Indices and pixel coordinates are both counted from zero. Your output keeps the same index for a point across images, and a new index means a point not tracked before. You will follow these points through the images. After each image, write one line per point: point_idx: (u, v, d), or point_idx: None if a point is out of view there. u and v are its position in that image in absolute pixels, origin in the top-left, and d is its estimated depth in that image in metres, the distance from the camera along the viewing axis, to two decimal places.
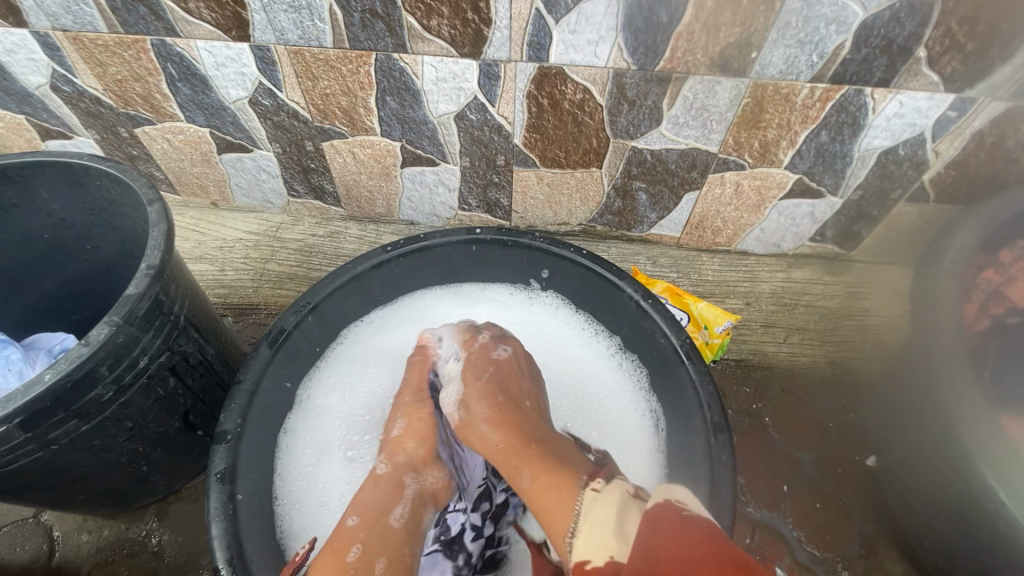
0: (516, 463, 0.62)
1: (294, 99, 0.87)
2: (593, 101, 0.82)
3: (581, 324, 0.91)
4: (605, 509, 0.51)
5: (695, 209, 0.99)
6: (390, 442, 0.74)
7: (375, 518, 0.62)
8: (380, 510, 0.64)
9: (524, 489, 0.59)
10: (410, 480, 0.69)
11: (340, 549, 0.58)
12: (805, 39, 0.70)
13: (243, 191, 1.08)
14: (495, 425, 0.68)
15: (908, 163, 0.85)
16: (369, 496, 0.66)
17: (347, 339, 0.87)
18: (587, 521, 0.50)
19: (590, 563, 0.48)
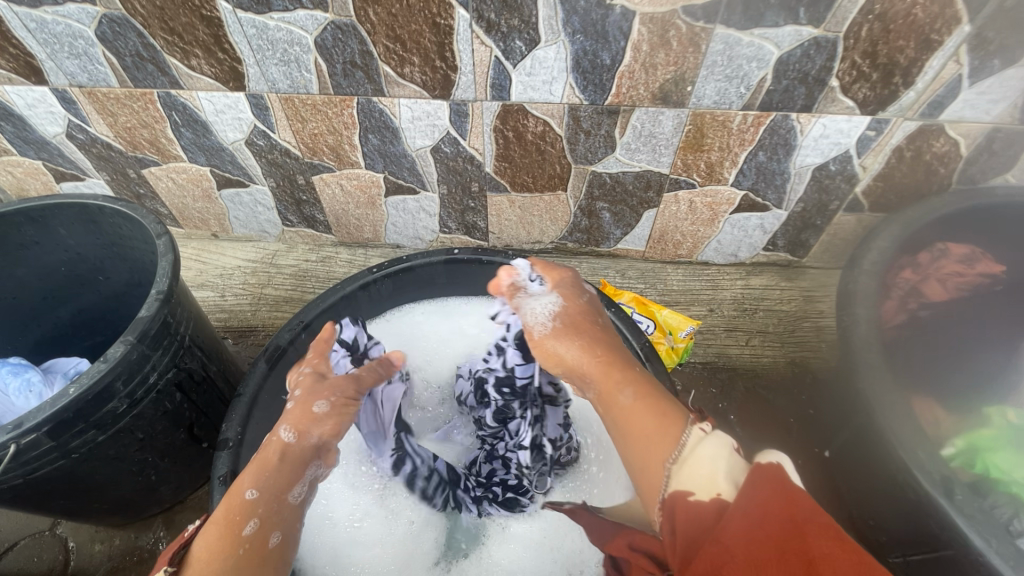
0: (618, 380, 0.58)
1: (286, 138, 0.96)
2: (552, 132, 0.91)
3: None
4: (713, 454, 0.46)
5: (655, 225, 1.08)
6: (302, 413, 0.70)
7: (276, 493, 0.63)
8: (282, 485, 0.64)
9: (625, 405, 0.55)
10: (310, 454, 0.68)
11: (236, 523, 0.58)
12: (732, 74, 0.80)
13: (241, 223, 1.17)
14: (593, 346, 0.63)
15: (840, 177, 0.94)
16: (273, 468, 0.64)
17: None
18: (692, 457, 0.46)
19: (693, 495, 0.44)
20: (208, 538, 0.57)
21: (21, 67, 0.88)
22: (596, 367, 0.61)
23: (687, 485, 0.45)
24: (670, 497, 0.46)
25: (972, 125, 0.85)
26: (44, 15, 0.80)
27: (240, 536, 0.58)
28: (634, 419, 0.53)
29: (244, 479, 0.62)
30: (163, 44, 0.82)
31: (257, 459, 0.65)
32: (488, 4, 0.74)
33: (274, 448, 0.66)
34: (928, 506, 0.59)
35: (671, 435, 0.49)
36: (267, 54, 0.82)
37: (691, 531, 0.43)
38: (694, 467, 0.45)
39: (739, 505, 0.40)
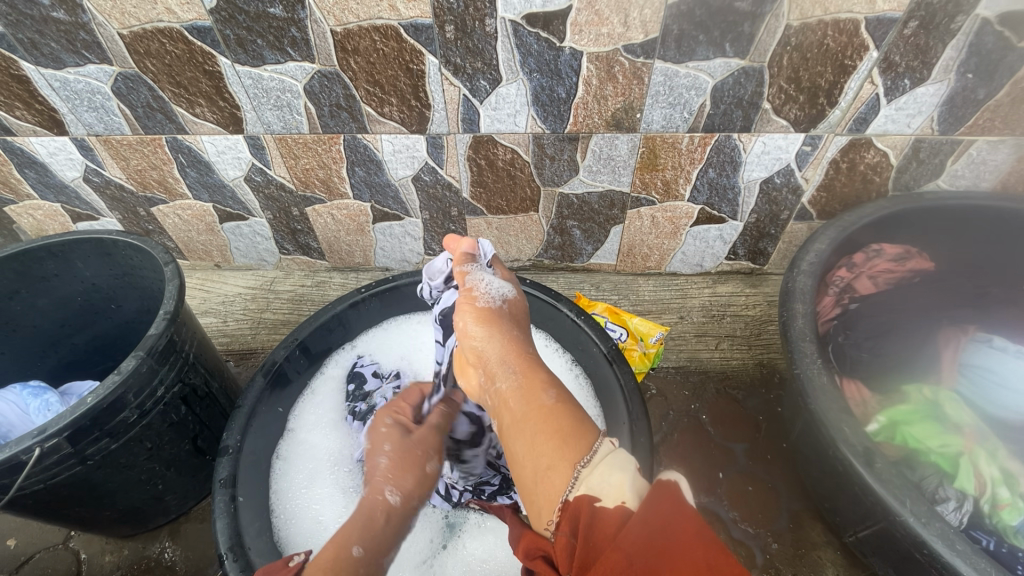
0: (541, 380, 0.59)
1: (281, 174, 1.07)
2: (520, 159, 1.01)
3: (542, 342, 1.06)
4: (625, 467, 0.47)
5: (623, 239, 1.16)
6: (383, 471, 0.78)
7: (374, 552, 0.66)
8: (387, 546, 0.69)
9: (547, 403, 0.56)
10: (397, 523, 0.73)
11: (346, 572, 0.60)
12: (674, 102, 0.90)
13: (241, 253, 1.27)
14: (515, 340, 0.66)
15: (786, 189, 1.03)
16: (376, 524, 0.70)
17: (333, 370, 1.04)
18: (602, 462, 0.48)
19: (599, 502, 0.44)
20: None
21: (45, 121, 0.99)
22: (516, 359, 0.63)
23: (595, 490, 0.46)
24: (575, 500, 0.46)
25: (897, 137, 0.94)
26: (67, 75, 0.91)
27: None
28: (553, 417, 0.54)
29: (350, 533, 0.67)
30: (170, 96, 0.93)
31: (362, 515, 0.71)
32: (454, 51, 0.84)
33: (369, 509, 0.72)
34: (855, 477, 0.66)
35: (584, 441, 0.51)
36: (263, 101, 0.93)
37: (593, 535, 0.42)
38: (603, 473, 0.46)
39: (639, 514, 0.41)
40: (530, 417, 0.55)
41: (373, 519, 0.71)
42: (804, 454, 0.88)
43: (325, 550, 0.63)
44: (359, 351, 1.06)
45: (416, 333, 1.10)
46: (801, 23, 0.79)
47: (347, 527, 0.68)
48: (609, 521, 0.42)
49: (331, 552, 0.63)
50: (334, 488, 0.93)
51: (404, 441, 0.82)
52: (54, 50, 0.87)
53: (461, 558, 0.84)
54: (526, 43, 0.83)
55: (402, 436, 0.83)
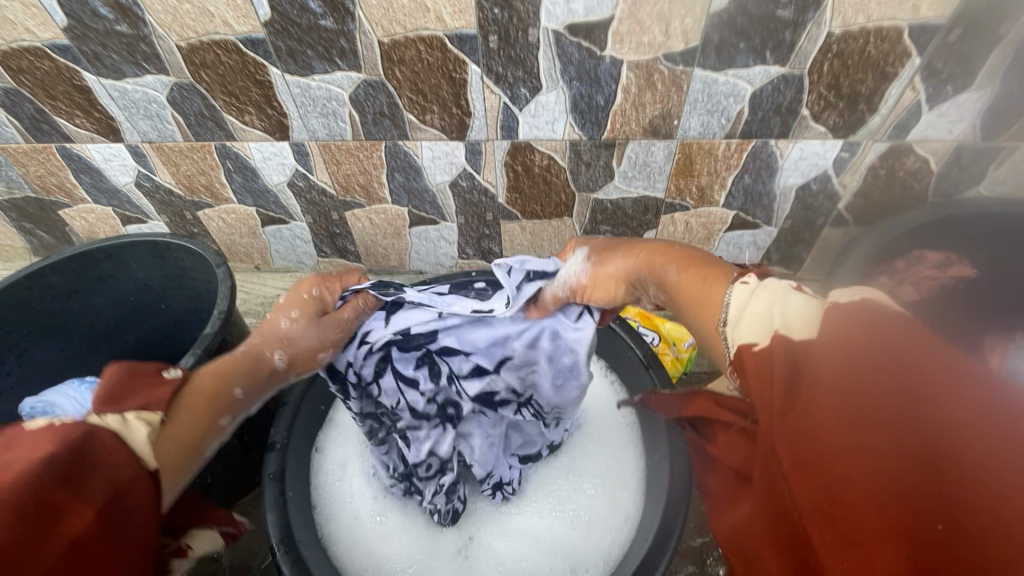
0: (658, 261, 0.60)
1: (323, 179, 1.10)
2: (557, 165, 1.02)
3: None
4: (766, 301, 0.47)
5: (656, 244, 1.17)
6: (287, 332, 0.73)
7: (249, 400, 0.69)
8: (259, 396, 0.72)
9: (671, 282, 0.57)
10: (276, 379, 0.73)
11: (217, 412, 0.64)
12: (712, 109, 0.91)
13: (281, 255, 1.30)
14: (624, 259, 0.63)
15: (822, 195, 1.03)
16: (256, 375, 0.70)
17: None
18: (744, 310, 0.48)
19: (757, 345, 0.45)
20: (192, 403, 0.62)
21: (103, 128, 1.04)
22: (637, 268, 0.62)
23: (750, 338, 0.46)
24: (736, 353, 0.47)
25: (937, 143, 0.93)
26: (126, 85, 0.95)
27: (217, 424, 0.64)
28: (686, 291, 0.56)
29: (233, 374, 0.68)
30: (222, 104, 0.97)
31: (248, 360, 0.70)
32: (496, 60, 0.87)
33: (255, 359, 0.70)
34: None
35: (717, 295, 0.52)
36: (309, 109, 0.97)
37: (766, 382, 0.42)
38: (751, 319, 0.47)
39: (813, 354, 0.40)
40: (673, 294, 0.57)
41: (254, 369, 0.70)
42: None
43: (208, 381, 0.65)
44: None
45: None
46: (843, 31, 0.80)
47: (232, 364, 0.68)
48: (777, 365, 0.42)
49: (211, 383, 0.65)
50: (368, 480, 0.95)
51: (315, 314, 0.74)
52: (115, 61, 0.92)
53: (493, 557, 0.89)
54: (567, 52, 0.85)
55: (321, 304, 0.76)
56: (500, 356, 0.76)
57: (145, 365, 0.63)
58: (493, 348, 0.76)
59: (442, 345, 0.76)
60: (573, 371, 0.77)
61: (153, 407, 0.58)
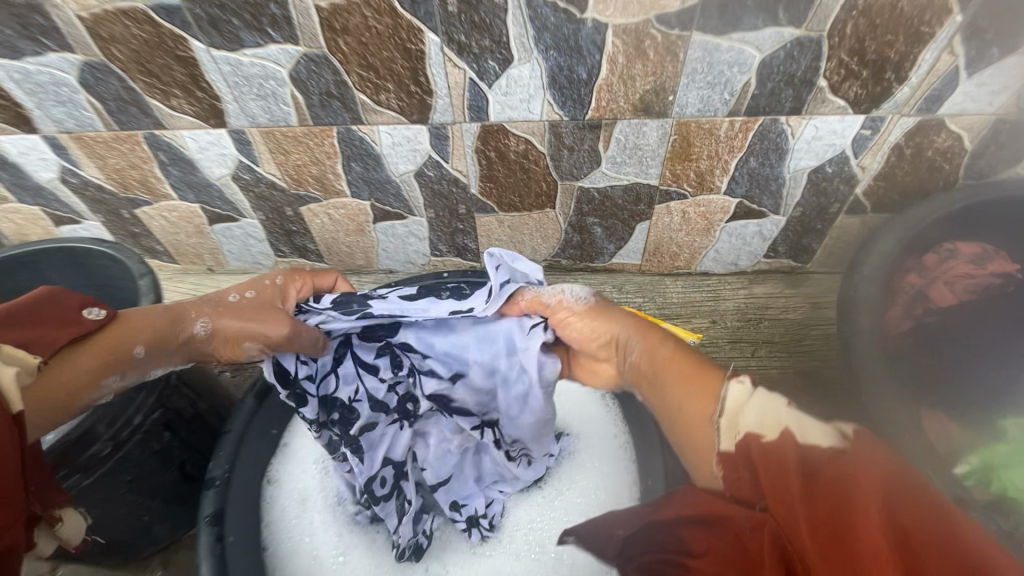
0: (652, 330, 0.58)
1: (271, 171, 0.96)
2: (535, 150, 0.89)
3: None
4: (763, 401, 0.44)
5: (649, 237, 1.04)
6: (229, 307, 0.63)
7: (152, 360, 0.63)
8: (166, 360, 0.65)
9: (666, 354, 0.55)
10: (190, 351, 0.64)
11: (109, 368, 0.60)
12: (714, 81, 0.77)
13: (235, 256, 1.17)
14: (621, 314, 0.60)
15: (838, 179, 0.90)
16: (164, 341, 0.62)
17: None
18: (738, 405, 0.45)
19: (763, 437, 0.42)
20: (85, 354, 0.58)
21: (11, 117, 0.90)
22: (634, 330, 0.58)
23: (754, 429, 0.43)
24: (738, 444, 0.43)
25: (974, 117, 0.80)
26: (28, 65, 0.81)
27: (100, 379, 0.60)
28: (676, 365, 0.53)
29: (142, 331, 0.62)
30: (143, 86, 0.83)
31: (169, 320, 0.63)
32: (457, 26, 0.73)
33: (174, 322, 0.62)
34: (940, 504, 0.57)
35: (712, 382, 0.50)
36: (245, 90, 0.83)
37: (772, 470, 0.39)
38: (750, 412, 0.44)
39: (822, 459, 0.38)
40: (654, 369, 0.55)
41: (164, 335, 0.62)
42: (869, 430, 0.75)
43: (113, 333, 0.60)
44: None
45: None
46: None
47: (150, 321, 0.62)
48: (787, 456, 0.39)
49: (117, 336, 0.60)
50: (328, 514, 0.84)
51: (266, 307, 0.63)
52: (10, 37, 0.78)
53: None
54: (541, 15, 0.72)
55: (280, 295, 0.66)
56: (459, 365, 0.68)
57: (70, 302, 0.60)
58: (454, 355, 0.68)
59: (404, 342, 0.67)
60: (534, 382, 0.65)
61: (36, 347, 0.55)
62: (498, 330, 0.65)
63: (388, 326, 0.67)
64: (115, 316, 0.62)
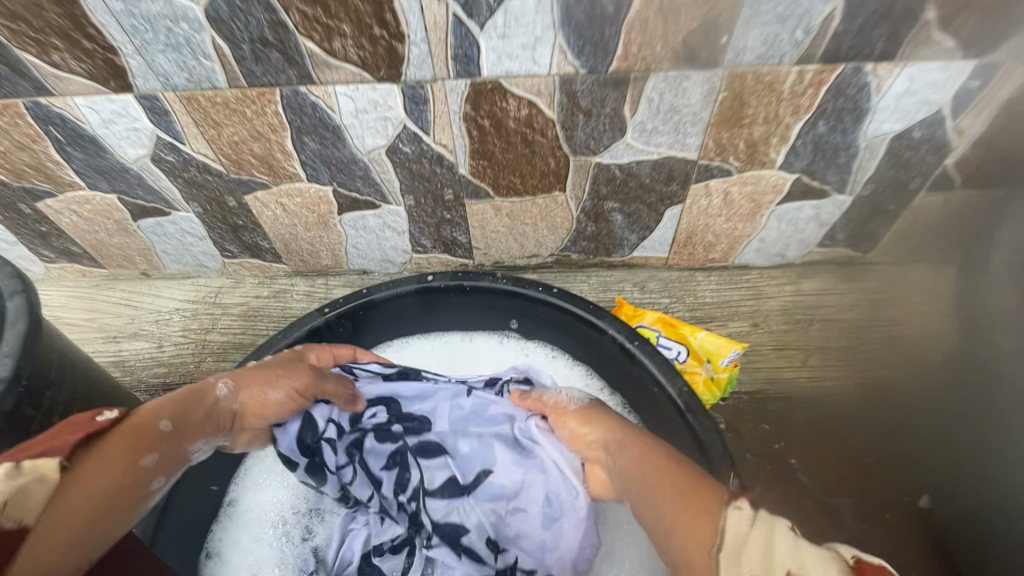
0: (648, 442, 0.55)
1: (200, 150, 0.75)
2: (541, 115, 0.69)
3: (583, 380, 0.78)
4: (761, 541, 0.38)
5: (681, 224, 0.85)
6: (246, 372, 0.59)
7: (185, 438, 0.51)
8: (199, 436, 0.53)
9: (659, 460, 0.51)
10: (225, 418, 0.55)
11: (136, 452, 0.47)
12: (784, 13, 0.57)
13: (172, 257, 0.96)
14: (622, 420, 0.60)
15: (925, 147, 0.71)
16: (191, 408, 0.52)
17: None
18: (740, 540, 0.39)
19: None
20: (106, 448, 0.46)
21: None
22: (631, 437, 0.56)
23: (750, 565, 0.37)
24: None
25: None
26: None
27: (133, 472, 0.47)
28: (665, 475, 0.49)
29: (162, 404, 0.52)
30: (10, 35, 0.62)
31: (186, 392, 0.54)
32: None
33: (194, 391, 0.54)
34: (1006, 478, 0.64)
35: (705, 502, 0.44)
36: (150, 37, 0.61)
37: None
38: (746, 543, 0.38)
39: None
40: (628, 478, 0.52)
41: (191, 403, 0.53)
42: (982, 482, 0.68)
43: (137, 413, 0.49)
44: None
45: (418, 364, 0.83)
46: None
47: (167, 396, 0.53)
48: None
49: (138, 417, 0.49)
50: None
51: (289, 361, 0.62)
52: None
53: None
54: None
55: (297, 357, 0.65)
56: (481, 467, 0.60)
57: (79, 416, 0.49)
58: (477, 454, 0.61)
59: (423, 441, 0.62)
60: (557, 464, 0.59)
61: (48, 453, 0.43)
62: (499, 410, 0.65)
63: (410, 416, 0.64)
64: (129, 411, 0.50)
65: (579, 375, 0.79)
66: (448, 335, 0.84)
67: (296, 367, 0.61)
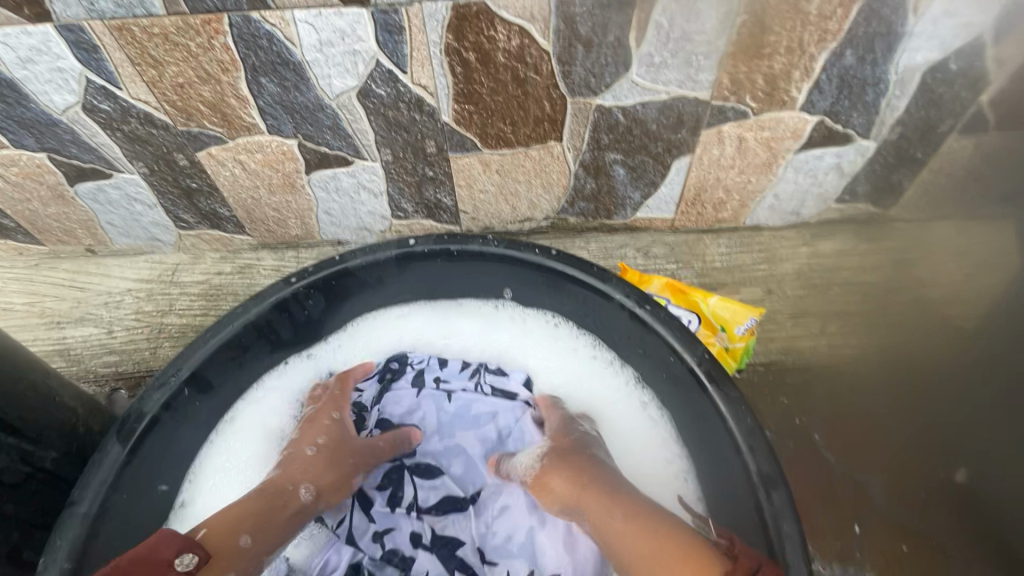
0: (603, 497, 0.55)
1: (141, 96, 0.65)
2: (534, 47, 0.60)
3: (590, 352, 0.70)
4: None
5: (689, 179, 0.77)
6: (301, 457, 0.62)
7: (268, 545, 0.55)
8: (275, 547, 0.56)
9: (621, 528, 0.52)
10: (302, 522, 0.59)
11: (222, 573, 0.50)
12: None
13: (120, 230, 0.85)
14: (575, 470, 0.58)
15: (961, 81, 0.64)
16: (272, 516, 0.56)
17: (277, 386, 0.70)
18: None
19: None
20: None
21: None
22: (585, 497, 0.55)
23: None
24: None
25: None
26: None
27: None
28: (641, 548, 0.50)
29: (241, 518, 0.54)
30: None
31: (263, 499, 0.57)
32: None
33: (273, 497, 0.57)
34: None
35: None
36: None
37: None
38: None
39: None
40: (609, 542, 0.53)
41: (274, 511, 0.56)
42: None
43: (209, 543, 0.51)
44: (324, 366, 0.72)
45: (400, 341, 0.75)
46: None
47: (242, 508, 0.55)
48: None
49: (215, 542, 0.51)
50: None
51: (347, 442, 0.64)
52: None
53: None
54: None
55: (343, 433, 0.65)
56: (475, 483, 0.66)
57: (160, 551, 0.49)
58: (471, 473, 0.67)
59: (420, 460, 0.67)
60: None
61: None
62: (483, 408, 0.70)
63: (402, 426, 0.69)
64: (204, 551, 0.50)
65: (585, 346, 0.71)
66: (435, 307, 0.76)
67: (358, 451, 0.64)
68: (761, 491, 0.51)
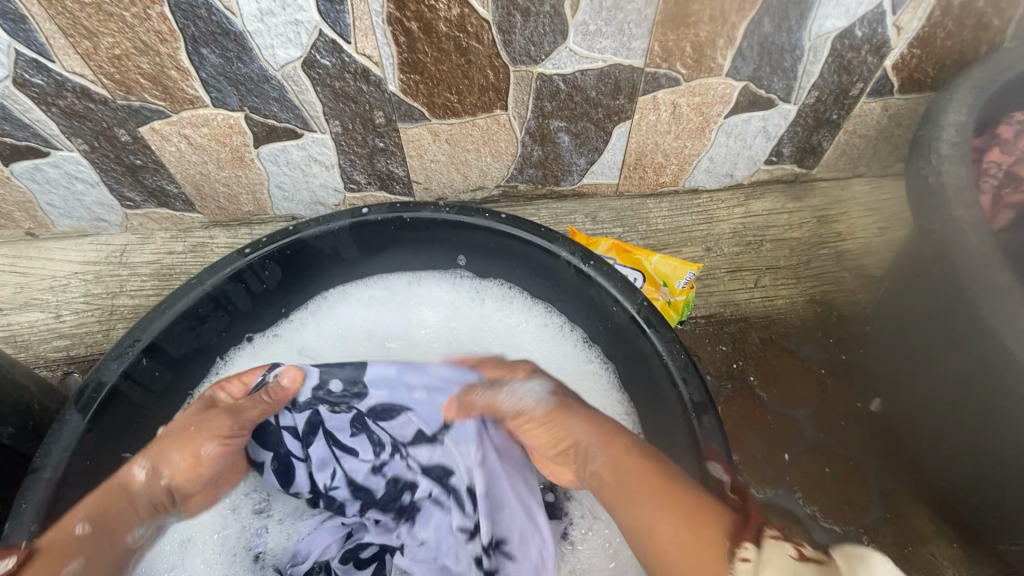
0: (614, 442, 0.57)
1: (75, 69, 0.63)
2: (474, 16, 0.62)
3: (542, 314, 0.75)
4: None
5: (629, 145, 0.81)
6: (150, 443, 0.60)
7: (110, 529, 0.55)
8: (123, 525, 0.56)
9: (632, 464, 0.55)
10: (155, 499, 0.59)
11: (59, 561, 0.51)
12: None
13: (60, 211, 0.83)
14: (586, 418, 0.60)
15: (867, 48, 0.70)
16: (110, 505, 0.56)
17: (243, 361, 0.72)
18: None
19: None
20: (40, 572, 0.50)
21: None
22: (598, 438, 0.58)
23: None
24: None
25: None
26: None
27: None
28: (643, 482, 0.53)
29: (75, 509, 0.54)
30: None
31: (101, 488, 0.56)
32: None
33: (114, 485, 0.57)
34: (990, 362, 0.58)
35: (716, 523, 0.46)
36: None
37: None
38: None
39: None
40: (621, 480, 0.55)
41: (111, 500, 0.56)
42: (952, 387, 0.66)
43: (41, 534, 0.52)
44: (291, 341, 0.74)
45: (359, 317, 0.77)
46: None
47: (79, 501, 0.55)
48: None
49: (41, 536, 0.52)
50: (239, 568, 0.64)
51: (199, 413, 0.62)
52: None
53: None
54: None
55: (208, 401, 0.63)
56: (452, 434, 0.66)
57: None
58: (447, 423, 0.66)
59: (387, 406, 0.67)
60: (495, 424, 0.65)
61: None
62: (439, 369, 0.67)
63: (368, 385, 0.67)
64: (30, 551, 0.51)
65: (538, 310, 0.75)
66: (390, 280, 0.77)
67: (209, 417, 0.61)
68: (694, 416, 0.57)
